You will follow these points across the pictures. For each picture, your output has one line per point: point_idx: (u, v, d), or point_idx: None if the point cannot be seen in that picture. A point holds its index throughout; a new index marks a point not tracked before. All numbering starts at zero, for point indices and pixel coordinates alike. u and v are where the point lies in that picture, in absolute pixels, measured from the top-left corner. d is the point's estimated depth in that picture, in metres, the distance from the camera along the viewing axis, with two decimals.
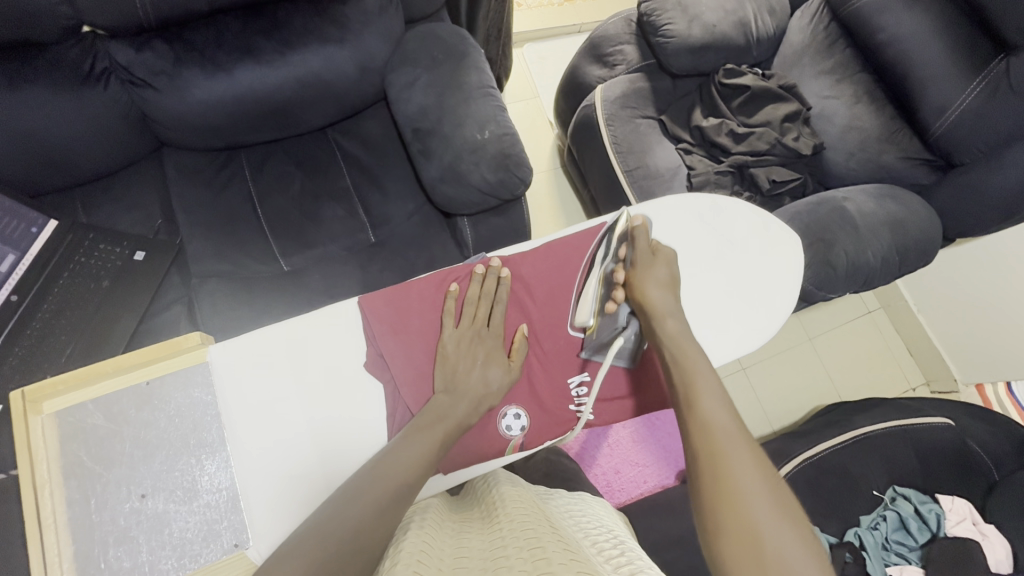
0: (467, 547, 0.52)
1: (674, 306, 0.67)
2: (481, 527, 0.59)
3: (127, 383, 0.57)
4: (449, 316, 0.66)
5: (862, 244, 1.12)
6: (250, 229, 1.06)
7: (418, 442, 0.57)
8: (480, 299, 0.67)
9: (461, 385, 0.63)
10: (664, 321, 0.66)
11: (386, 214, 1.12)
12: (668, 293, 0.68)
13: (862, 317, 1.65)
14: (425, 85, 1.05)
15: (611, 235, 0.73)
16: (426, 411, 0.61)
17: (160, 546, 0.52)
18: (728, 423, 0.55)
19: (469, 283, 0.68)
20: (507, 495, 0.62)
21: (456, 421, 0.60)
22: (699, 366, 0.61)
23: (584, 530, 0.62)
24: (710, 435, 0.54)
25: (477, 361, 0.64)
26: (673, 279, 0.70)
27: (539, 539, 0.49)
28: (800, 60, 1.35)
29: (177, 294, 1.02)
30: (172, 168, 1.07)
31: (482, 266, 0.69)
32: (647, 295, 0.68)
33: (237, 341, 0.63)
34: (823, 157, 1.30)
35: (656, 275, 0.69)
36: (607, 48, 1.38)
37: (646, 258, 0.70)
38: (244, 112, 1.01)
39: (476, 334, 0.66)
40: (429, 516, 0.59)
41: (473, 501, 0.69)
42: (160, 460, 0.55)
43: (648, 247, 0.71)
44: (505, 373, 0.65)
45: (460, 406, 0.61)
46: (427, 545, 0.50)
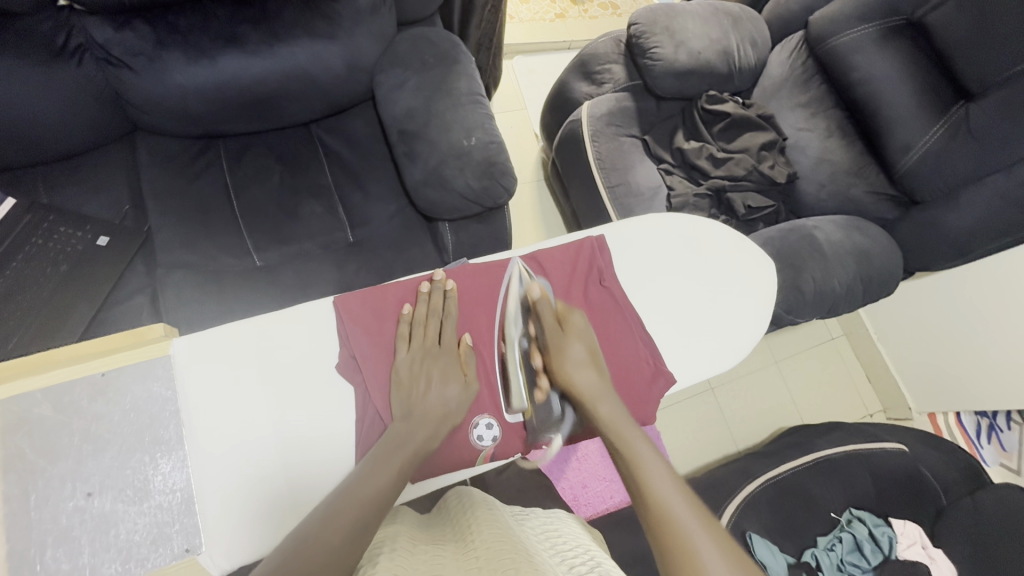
0: (443, 569, 0.50)
1: (598, 385, 0.66)
2: (456, 550, 0.57)
3: (84, 372, 0.54)
4: (401, 339, 0.65)
5: (830, 272, 1.16)
6: (224, 220, 1.03)
7: (384, 469, 0.56)
8: (428, 317, 0.66)
9: (418, 411, 0.61)
10: (594, 407, 0.64)
11: (366, 214, 1.11)
12: (589, 367, 0.67)
13: (826, 343, 1.71)
14: (413, 88, 1.04)
15: (515, 310, 0.71)
16: (385, 439, 0.59)
17: (103, 548, 0.49)
18: (681, 501, 0.54)
19: (416, 303, 0.67)
20: (484, 521, 0.60)
21: (416, 449, 0.59)
22: (643, 454, 0.59)
23: (561, 553, 0.60)
24: (660, 509, 0.53)
25: (432, 382, 0.63)
26: (590, 346, 0.69)
27: (516, 564, 0.48)
28: (777, 92, 1.41)
29: (141, 283, 0.98)
30: (144, 153, 1.03)
31: (426, 283, 0.67)
32: (572, 380, 0.66)
33: (203, 334, 0.62)
34: (797, 186, 1.36)
35: (572, 352, 0.67)
36: (595, 66, 1.41)
37: (556, 334, 0.68)
38: (224, 101, 0.98)
39: (430, 356, 0.64)
40: (400, 542, 0.56)
41: (447, 525, 0.67)
42: (111, 455, 0.52)
43: (554, 319, 0.69)
44: (462, 392, 0.64)
45: (420, 432, 0.60)
46: (402, 571, 0.48)
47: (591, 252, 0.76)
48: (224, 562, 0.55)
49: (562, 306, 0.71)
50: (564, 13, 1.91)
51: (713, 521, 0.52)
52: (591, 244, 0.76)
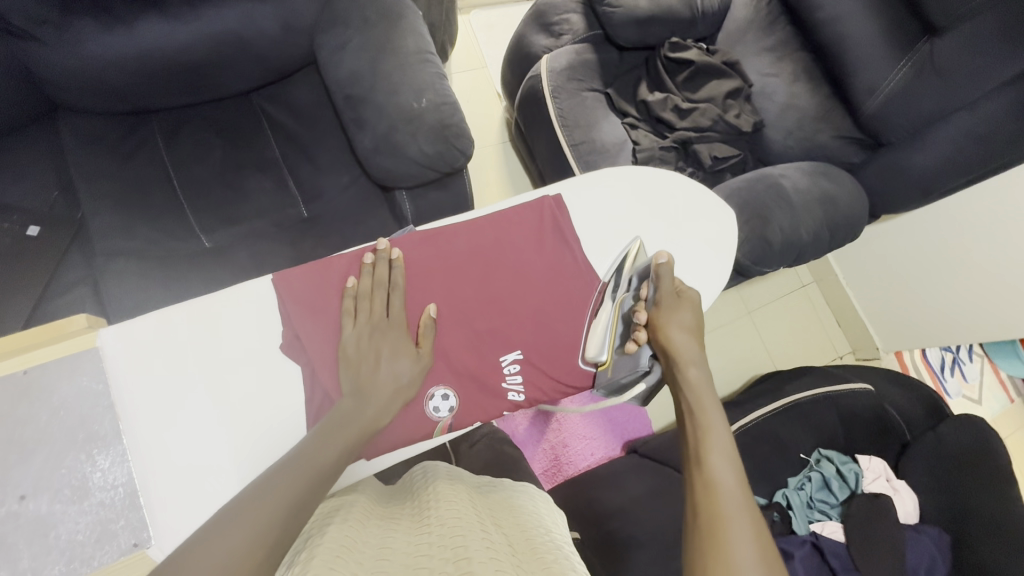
0: (391, 552, 0.49)
1: (693, 352, 0.66)
2: (410, 529, 0.55)
3: (4, 372, 0.53)
4: (346, 315, 0.63)
5: (797, 219, 1.16)
6: (165, 202, 0.97)
7: (333, 444, 0.55)
8: (374, 290, 0.63)
9: (369, 385, 0.60)
10: (684, 371, 0.65)
11: (319, 187, 1.06)
12: (691, 336, 0.67)
13: (796, 291, 1.73)
14: (357, 48, 0.98)
15: (631, 268, 0.73)
16: (333, 415, 0.58)
17: (44, 551, 0.50)
18: (733, 480, 0.54)
19: (360, 277, 0.64)
20: (443, 494, 0.59)
21: (366, 425, 0.58)
22: (714, 425, 0.59)
23: (520, 528, 0.60)
24: (709, 481, 0.55)
25: (382, 357, 0.61)
26: (699, 323, 0.69)
27: (465, 544, 0.47)
28: (743, 36, 1.36)
29: (81, 274, 0.93)
30: (70, 134, 0.95)
31: (370, 254, 0.64)
32: (671, 341, 0.67)
33: (129, 324, 0.60)
34: (763, 135, 1.34)
35: (680, 317, 0.68)
36: (553, 17, 1.34)
37: (670, 300, 0.69)
38: (150, 72, 0.91)
39: (378, 329, 0.62)
40: (354, 513, 0.56)
41: (408, 501, 0.66)
42: (43, 458, 0.52)
43: (673, 288, 0.70)
44: (414, 364, 0.62)
45: (370, 409, 0.59)
46: (342, 559, 0.46)
47: (550, 214, 0.73)
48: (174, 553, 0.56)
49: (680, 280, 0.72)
50: None
51: (759, 518, 0.52)
52: (550, 204, 0.73)
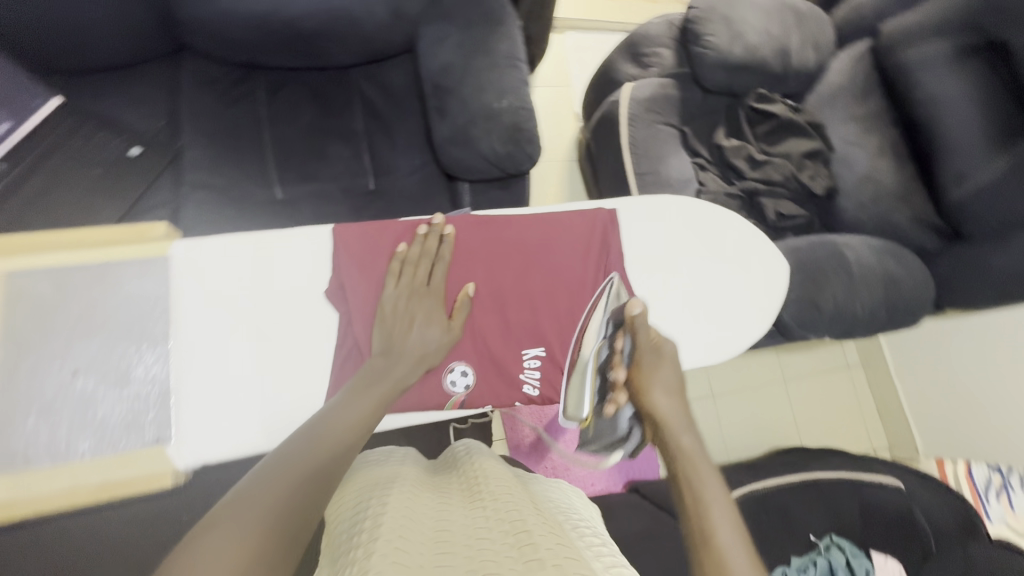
0: (448, 522, 0.49)
1: (682, 416, 0.58)
2: (462, 503, 0.55)
3: (87, 260, 0.60)
4: (390, 276, 0.65)
5: (854, 292, 1.12)
6: (252, 150, 1.05)
7: (355, 403, 0.56)
8: (420, 259, 0.66)
9: (399, 347, 0.62)
10: (674, 434, 0.56)
11: (391, 165, 1.11)
12: (677, 399, 0.60)
13: (840, 370, 1.65)
14: (454, 44, 1.04)
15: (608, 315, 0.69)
16: (364, 370, 0.60)
17: (81, 424, 0.58)
18: (746, 569, 0.43)
19: (411, 244, 0.67)
20: (491, 473, 0.60)
21: (392, 384, 0.59)
22: (713, 494, 0.49)
23: (565, 516, 0.60)
24: (717, 566, 0.43)
25: (415, 322, 0.63)
26: (684, 383, 0.62)
27: (526, 521, 0.48)
28: (834, 101, 1.33)
29: (167, 197, 1.01)
30: (187, 73, 1.06)
31: (424, 225, 0.67)
32: (654, 404, 0.60)
33: (201, 240, 0.65)
34: (836, 203, 1.29)
35: (662, 377, 0.62)
36: (644, 48, 1.36)
37: (650, 356, 0.63)
38: (268, 34, 1.00)
39: (416, 295, 0.64)
40: (407, 485, 0.56)
41: (451, 474, 0.67)
42: (99, 341, 0.60)
43: (651, 341, 0.64)
44: (443, 333, 0.64)
45: (397, 369, 0.60)
46: (408, 527, 0.46)
47: (602, 225, 0.74)
48: (189, 459, 0.60)
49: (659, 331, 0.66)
50: None
51: None
52: (605, 216, 0.74)
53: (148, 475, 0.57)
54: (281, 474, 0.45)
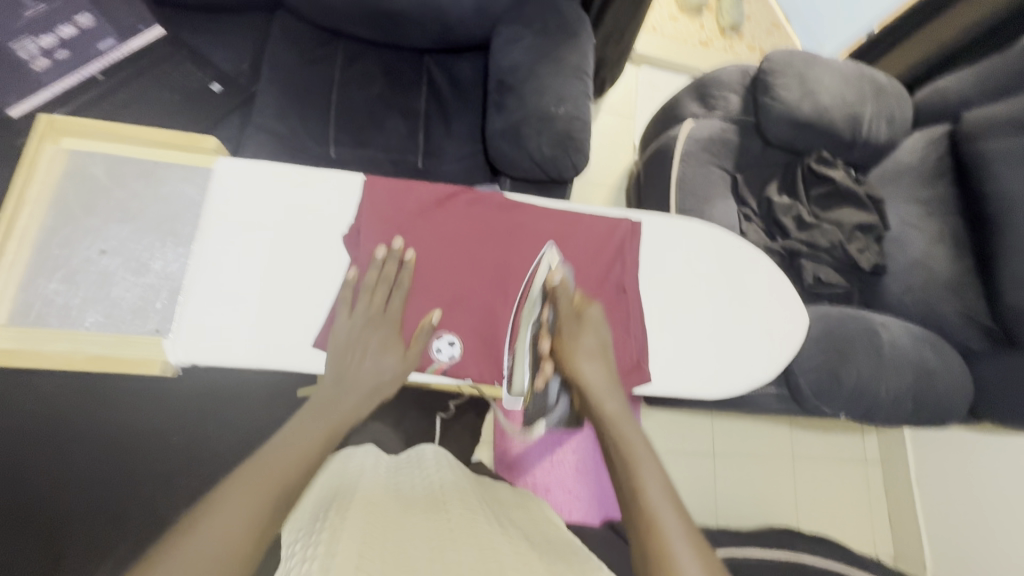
0: (412, 535, 0.48)
1: (606, 381, 0.59)
2: (428, 514, 0.54)
3: (142, 156, 0.67)
4: (344, 304, 0.65)
5: (881, 375, 1.07)
6: (318, 108, 1.11)
7: (313, 427, 0.54)
8: (377, 285, 0.65)
9: (351, 377, 0.60)
10: (598, 404, 0.58)
11: (442, 148, 1.15)
12: (600, 362, 0.61)
13: (853, 462, 1.56)
14: (526, 47, 1.08)
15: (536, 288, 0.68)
16: (313, 402, 0.57)
17: (96, 297, 0.63)
18: (677, 523, 0.46)
19: (368, 269, 0.66)
20: (457, 498, 0.59)
21: (343, 413, 0.57)
22: (641, 458, 0.51)
23: (534, 528, 0.59)
24: (653, 533, 0.45)
25: (368, 352, 0.62)
26: (605, 346, 0.63)
27: (494, 548, 0.46)
28: (899, 178, 1.31)
29: (231, 133, 1.09)
30: (277, 27, 1.14)
31: (382, 248, 0.66)
32: (578, 371, 0.60)
33: (243, 161, 0.69)
34: (882, 282, 1.25)
35: (583, 343, 0.62)
36: (713, 90, 1.35)
37: (571, 323, 0.63)
38: (357, 5, 1.07)
39: (373, 322, 0.64)
40: (374, 494, 0.55)
41: (418, 479, 0.66)
42: (131, 230, 0.66)
43: (572, 309, 0.64)
44: (399, 361, 0.63)
45: (349, 397, 0.58)
46: (370, 536, 0.45)
47: (622, 233, 0.73)
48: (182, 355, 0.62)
49: (582, 296, 0.66)
50: (707, 41, 1.93)
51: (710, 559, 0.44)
52: (627, 226, 0.73)
53: (142, 358, 0.62)
54: (229, 509, 0.43)
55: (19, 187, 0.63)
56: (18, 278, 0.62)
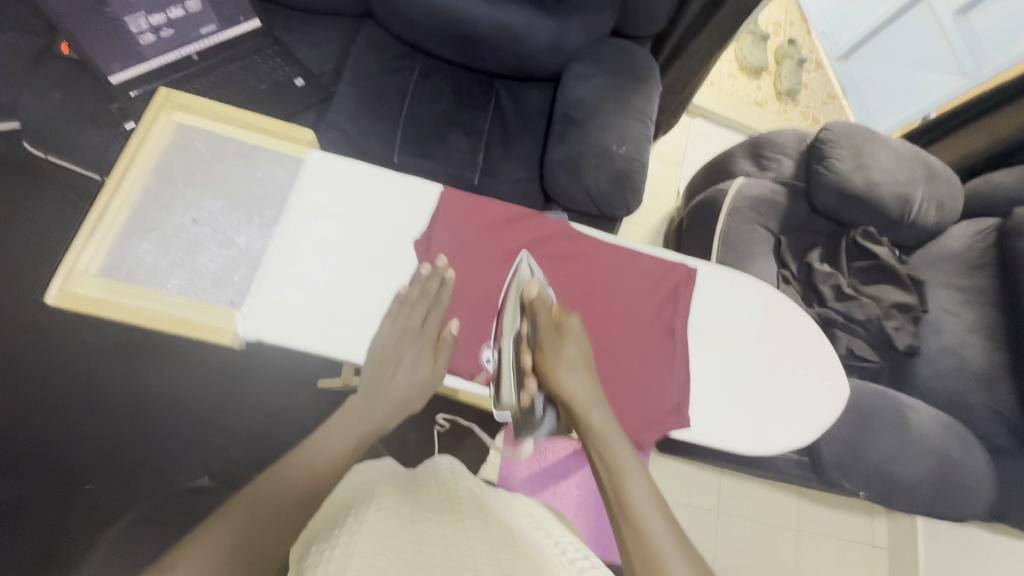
0: (427, 539, 0.49)
1: (590, 393, 0.60)
2: (441, 519, 0.55)
3: (243, 139, 0.72)
4: (387, 317, 0.68)
5: (902, 458, 1.06)
6: (388, 114, 1.16)
7: (333, 440, 0.60)
8: (419, 299, 0.67)
9: (381, 391, 0.64)
10: (584, 414, 0.59)
11: (499, 169, 1.19)
12: (582, 374, 0.61)
13: (860, 544, 1.52)
14: (594, 84, 1.12)
15: (516, 301, 0.68)
16: (341, 413, 0.63)
17: (181, 263, 0.67)
18: (670, 541, 0.50)
19: (413, 285, 0.68)
20: (468, 504, 0.60)
21: (366, 430, 0.62)
22: (630, 473, 0.54)
23: (545, 534, 0.60)
24: (646, 549, 0.49)
25: (400, 368, 0.65)
26: (586, 355, 0.63)
27: (505, 550, 0.48)
28: (940, 263, 1.31)
29: (306, 127, 1.14)
30: (363, 36, 1.21)
31: (428, 265, 0.68)
32: (562, 386, 0.60)
33: (334, 157, 0.73)
34: (913, 364, 1.24)
35: (565, 356, 0.61)
36: (768, 151, 1.39)
37: (550, 335, 0.63)
38: (441, 26, 1.13)
39: (409, 336, 0.66)
40: (388, 501, 0.56)
41: (432, 488, 0.67)
42: (223, 204, 0.70)
43: (551, 322, 0.63)
44: (429, 375, 0.66)
45: (374, 413, 0.63)
46: (387, 542, 0.46)
47: (676, 279, 0.72)
48: (253, 329, 0.65)
49: (560, 307, 0.65)
50: (761, 103, 1.98)
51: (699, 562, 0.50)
52: (682, 273, 0.73)
53: (215, 328, 0.65)
54: (229, 533, 0.47)
55: (128, 149, 0.67)
56: (113, 233, 0.65)
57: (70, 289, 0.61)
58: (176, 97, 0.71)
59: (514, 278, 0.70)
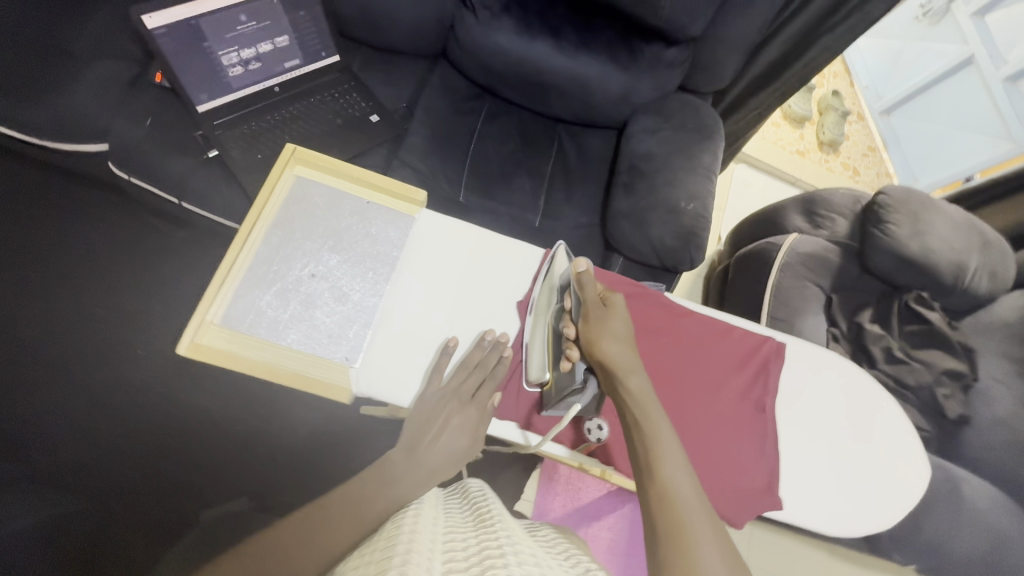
0: (456, 544, 0.54)
1: (634, 362, 0.62)
2: (472, 523, 0.60)
3: (358, 195, 0.75)
4: (438, 373, 0.68)
5: (954, 531, 1.08)
6: (457, 153, 1.19)
7: (364, 493, 0.63)
8: (476, 367, 0.69)
9: (420, 451, 0.66)
10: (625, 381, 0.61)
11: (561, 213, 1.21)
12: (625, 346, 0.63)
13: None
14: (662, 138, 1.15)
15: (559, 282, 0.71)
16: (380, 467, 0.66)
17: (301, 316, 0.67)
18: (700, 512, 0.52)
19: (477, 347, 0.70)
20: (502, 512, 0.64)
21: (398, 490, 0.63)
22: (666, 441, 0.57)
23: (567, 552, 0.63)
24: (671, 508, 0.52)
25: (445, 430, 0.67)
26: (630, 331, 0.65)
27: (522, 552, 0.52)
28: (991, 332, 1.31)
29: (377, 162, 1.16)
30: (438, 77, 1.25)
31: (490, 334, 0.71)
32: (606, 353, 0.62)
33: (445, 219, 0.78)
34: (962, 432, 1.23)
35: (611, 328, 0.64)
36: (821, 210, 1.40)
37: (598, 310, 0.65)
38: (516, 72, 1.16)
39: (459, 402, 0.68)
40: (424, 508, 0.61)
41: (466, 497, 0.71)
42: (341, 260, 0.71)
43: (597, 298, 0.66)
44: (468, 446, 0.68)
45: (408, 472, 0.65)
46: (419, 544, 0.51)
47: (767, 353, 0.74)
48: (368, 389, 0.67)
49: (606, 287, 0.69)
50: (805, 153, 2.00)
51: (729, 542, 0.51)
52: (773, 346, 0.75)
53: (330, 384, 0.66)
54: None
55: (256, 201, 0.69)
56: (236, 284, 0.66)
57: (201, 342, 0.63)
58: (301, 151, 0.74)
59: (552, 265, 0.73)
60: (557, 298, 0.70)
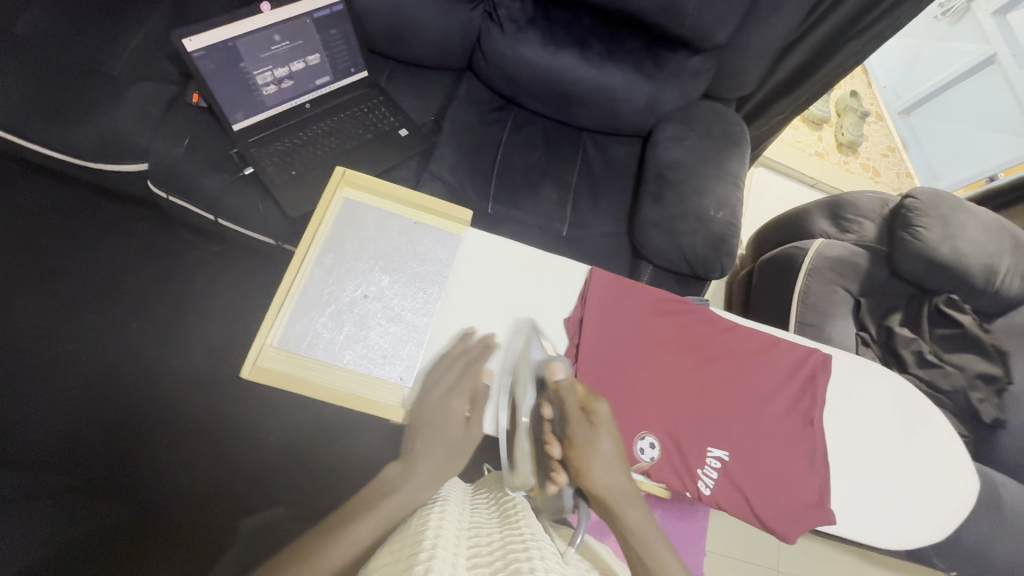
0: (482, 541, 0.56)
1: (624, 490, 0.60)
2: (499, 523, 0.61)
3: (404, 215, 0.77)
4: (440, 368, 0.69)
5: (992, 535, 1.07)
6: (484, 164, 1.20)
7: (366, 511, 0.58)
8: (468, 355, 0.70)
9: (416, 456, 0.63)
10: (619, 513, 0.60)
11: (588, 222, 1.21)
12: (616, 468, 0.61)
13: None
14: (689, 146, 1.15)
15: (535, 380, 0.67)
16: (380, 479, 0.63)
17: (355, 337, 0.69)
18: None
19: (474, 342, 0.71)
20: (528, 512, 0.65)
21: (397, 496, 0.60)
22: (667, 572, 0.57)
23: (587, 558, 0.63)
24: None
25: (437, 425, 0.64)
26: (617, 445, 0.62)
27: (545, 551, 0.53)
28: None
29: (406, 175, 1.18)
30: (464, 89, 1.27)
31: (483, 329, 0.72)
32: (595, 483, 0.60)
33: (491, 237, 0.78)
34: (997, 436, 1.22)
35: (598, 451, 0.61)
36: (848, 214, 1.40)
37: (581, 427, 0.61)
38: (543, 83, 1.17)
39: (454, 393, 0.67)
40: (450, 506, 0.63)
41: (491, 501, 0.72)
42: (392, 280, 0.73)
43: (580, 413, 0.62)
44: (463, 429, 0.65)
45: (405, 479, 0.61)
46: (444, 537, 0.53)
47: (814, 366, 0.75)
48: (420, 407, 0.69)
49: (588, 392, 0.64)
50: (824, 154, 1.99)
51: None
52: (819, 358, 0.75)
53: (384, 403, 0.68)
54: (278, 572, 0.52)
55: (311, 225, 0.72)
56: (293, 306, 0.69)
57: (263, 364, 0.66)
58: (351, 175, 0.77)
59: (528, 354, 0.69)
60: (536, 402, 0.66)
